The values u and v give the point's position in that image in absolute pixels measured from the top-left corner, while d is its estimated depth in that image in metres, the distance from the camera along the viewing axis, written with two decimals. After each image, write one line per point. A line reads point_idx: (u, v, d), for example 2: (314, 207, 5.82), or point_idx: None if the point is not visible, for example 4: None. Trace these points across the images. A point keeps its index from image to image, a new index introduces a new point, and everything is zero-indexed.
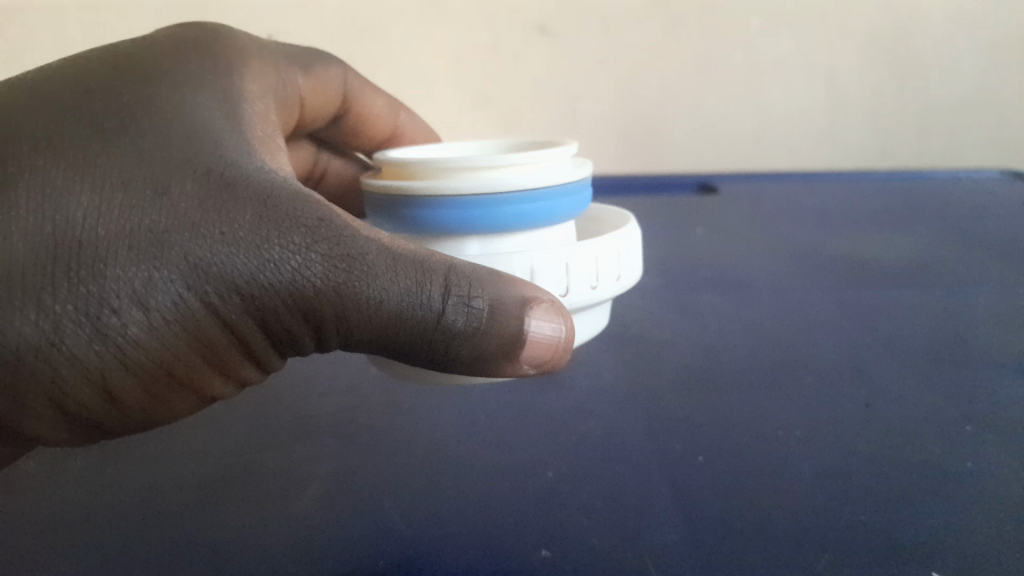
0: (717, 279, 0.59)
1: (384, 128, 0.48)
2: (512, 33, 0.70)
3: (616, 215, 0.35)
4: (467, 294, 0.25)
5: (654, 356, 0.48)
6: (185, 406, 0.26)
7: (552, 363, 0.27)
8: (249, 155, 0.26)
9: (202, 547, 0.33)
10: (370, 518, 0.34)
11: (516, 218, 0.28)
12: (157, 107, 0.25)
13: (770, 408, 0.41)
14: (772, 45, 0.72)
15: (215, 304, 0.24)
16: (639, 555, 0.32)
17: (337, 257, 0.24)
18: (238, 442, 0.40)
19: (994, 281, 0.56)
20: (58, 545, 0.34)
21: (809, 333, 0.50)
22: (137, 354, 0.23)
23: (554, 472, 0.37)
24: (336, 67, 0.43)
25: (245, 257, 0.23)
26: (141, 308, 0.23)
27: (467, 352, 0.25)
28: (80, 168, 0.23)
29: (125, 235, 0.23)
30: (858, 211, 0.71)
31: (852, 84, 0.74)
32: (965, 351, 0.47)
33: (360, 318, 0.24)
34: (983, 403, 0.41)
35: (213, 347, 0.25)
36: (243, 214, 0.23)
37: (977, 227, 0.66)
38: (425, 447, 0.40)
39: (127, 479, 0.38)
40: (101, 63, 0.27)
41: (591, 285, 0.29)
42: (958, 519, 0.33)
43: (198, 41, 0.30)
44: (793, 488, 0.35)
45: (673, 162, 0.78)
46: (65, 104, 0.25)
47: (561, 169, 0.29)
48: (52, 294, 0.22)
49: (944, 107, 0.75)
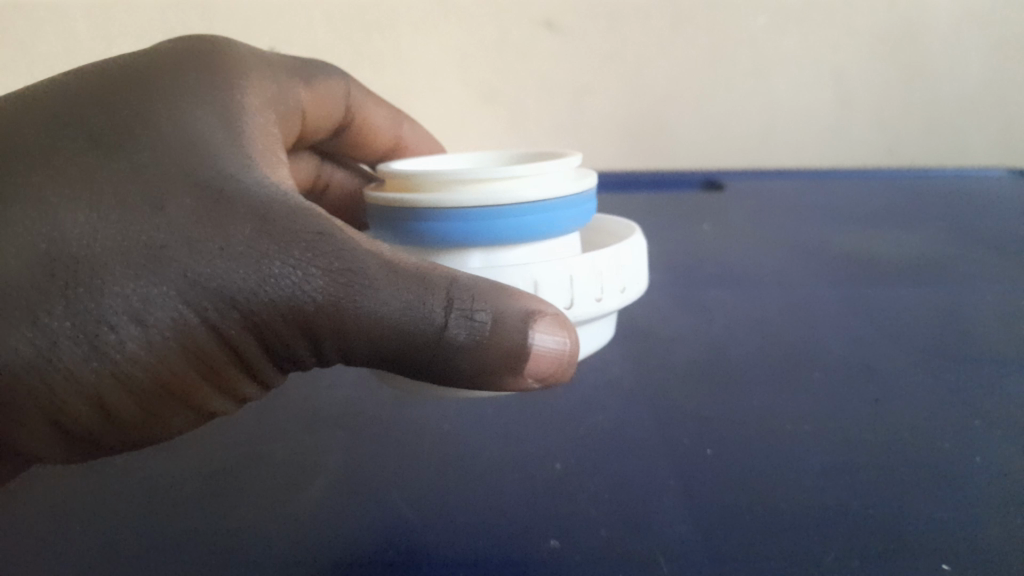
0: (722, 276, 0.59)
1: (387, 140, 0.48)
2: (519, 29, 0.69)
3: (623, 225, 0.35)
4: (469, 308, 0.24)
5: (660, 351, 0.48)
6: (183, 421, 0.26)
7: (557, 377, 0.26)
8: (250, 168, 0.25)
9: (205, 539, 0.33)
10: (378, 510, 0.34)
11: (518, 231, 0.28)
12: (154, 121, 0.25)
13: (778, 403, 0.41)
14: (780, 40, 0.70)
15: (213, 319, 0.24)
16: (647, 547, 0.31)
17: (337, 271, 0.24)
18: (247, 434, 0.41)
19: (1003, 280, 0.55)
20: (65, 536, 0.34)
21: (816, 329, 0.49)
22: (135, 370, 0.23)
23: (562, 464, 0.37)
24: (338, 80, 0.42)
25: (244, 272, 0.23)
26: (139, 325, 0.23)
27: (470, 366, 0.25)
28: (77, 183, 0.23)
29: (121, 251, 0.22)
30: (864, 209, 0.70)
31: (862, 79, 0.72)
32: (974, 348, 0.46)
33: (360, 332, 0.24)
34: (992, 400, 0.41)
35: (211, 362, 0.25)
36: (241, 229, 0.23)
37: (987, 224, 0.65)
38: (433, 439, 0.40)
39: (136, 470, 0.38)
40: (101, 77, 0.27)
41: (596, 297, 0.29)
42: (971, 515, 0.32)
43: (200, 52, 0.30)
44: (801, 483, 0.34)
45: (678, 158, 0.77)
46: (64, 120, 0.25)
47: (564, 181, 0.29)
48: (48, 311, 0.22)
49: (955, 102, 0.74)
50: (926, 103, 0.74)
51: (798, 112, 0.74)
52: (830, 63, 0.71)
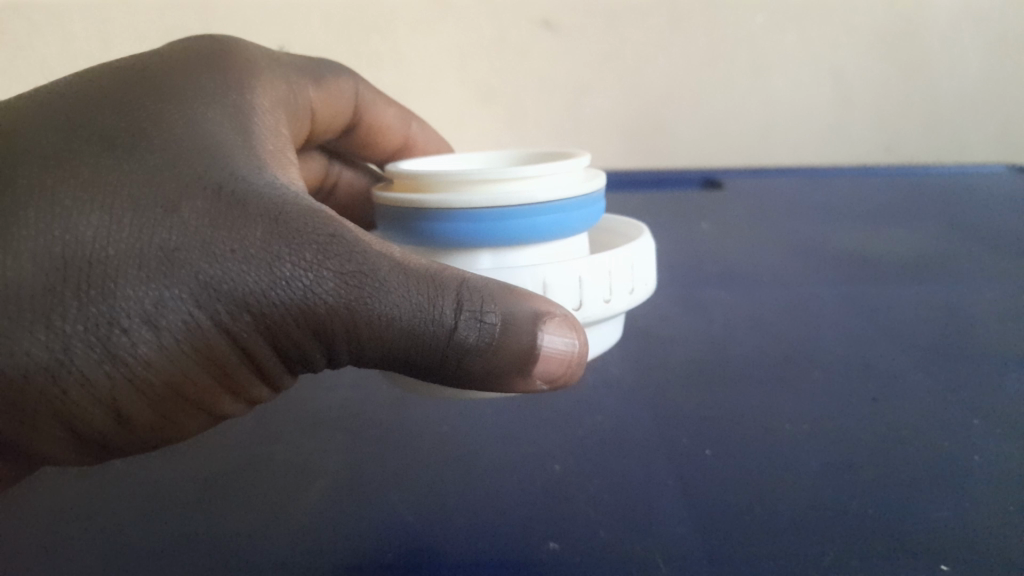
0: (721, 274, 0.59)
1: (395, 139, 0.48)
2: (517, 29, 0.69)
3: (631, 227, 0.35)
4: (479, 309, 0.24)
5: (659, 351, 0.48)
6: (194, 423, 0.26)
7: (566, 379, 0.26)
8: (261, 171, 0.25)
9: (207, 542, 0.33)
10: (379, 512, 0.34)
11: (528, 230, 0.28)
12: (165, 124, 0.25)
13: (777, 402, 0.41)
14: (779, 38, 0.70)
15: (226, 322, 0.24)
16: (646, 547, 0.32)
17: (349, 273, 0.24)
18: (249, 436, 0.41)
19: (1002, 277, 0.55)
20: (69, 541, 0.34)
21: (815, 328, 0.50)
22: (147, 373, 0.23)
23: (561, 465, 0.37)
24: (348, 80, 0.42)
25: (256, 275, 0.23)
26: (151, 327, 0.23)
27: (479, 367, 0.25)
28: (90, 187, 0.23)
29: (134, 254, 0.22)
30: (863, 207, 0.71)
31: (861, 77, 0.73)
32: (973, 346, 0.46)
33: (370, 334, 0.24)
34: (991, 398, 0.41)
35: (222, 365, 0.25)
36: (254, 232, 0.23)
37: (984, 222, 0.65)
38: (433, 440, 0.40)
39: (138, 474, 0.38)
40: (111, 80, 0.27)
41: (604, 298, 0.29)
42: (968, 513, 0.32)
43: (209, 54, 0.30)
44: (799, 483, 0.35)
45: (677, 156, 0.78)
46: (75, 123, 0.25)
47: (574, 181, 0.29)
48: (62, 314, 0.22)
49: (953, 99, 0.74)
50: (924, 100, 0.74)
51: (797, 110, 0.74)
52: (829, 61, 0.72)
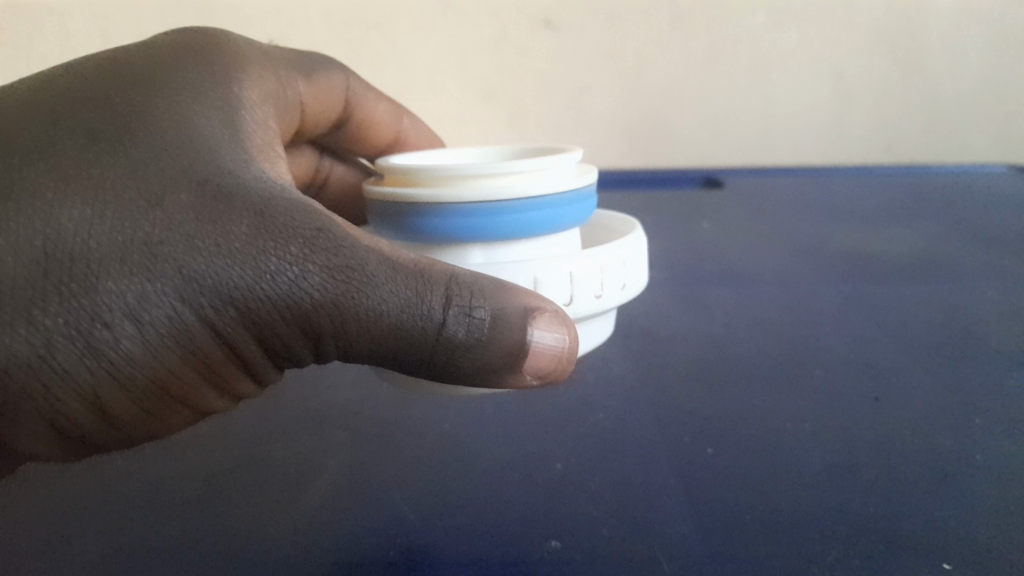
0: (722, 274, 0.59)
1: (387, 135, 0.48)
2: (518, 29, 0.69)
3: (626, 221, 0.35)
4: (468, 305, 0.24)
5: (659, 350, 0.48)
6: (179, 419, 0.26)
7: (555, 374, 0.26)
8: (248, 164, 0.25)
9: (206, 541, 0.33)
10: (379, 511, 0.34)
11: (517, 227, 0.28)
12: (151, 117, 0.25)
13: (778, 401, 0.41)
14: (780, 36, 0.70)
15: (210, 317, 0.23)
16: (648, 546, 0.31)
17: (336, 268, 0.23)
18: (249, 433, 0.40)
19: (1004, 276, 0.55)
20: (66, 538, 0.34)
21: (817, 326, 0.49)
22: (130, 369, 0.23)
23: (562, 464, 0.37)
24: (337, 72, 0.42)
25: (241, 270, 0.23)
26: (134, 322, 0.23)
27: (468, 363, 0.25)
28: (73, 180, 0.23)
29: (117, 248, 0.22)
30: (864, 206, 0.70)
31: (863, 75, 0.72)
32: (975, 345, 0.46)
33: (358, 329, 0.24)
34: (993, 397, 0.41)
35: (207, 361, 0.25)
36: (238, 226, 0.23)
37: (986, 222, 0.65)
38: (433, 439, 0.39)
39: (136, 472, 0.38)
40: (98, 73, 0.27)
41: (596, 294, 0.29)
42: (972, 512, 0.32)
43: (199, 48, 0.30)
44: (802, 481, 0.34)
45: (677, 155, 0.77)
46: (59, 116, 0.25)
47: (567, 177, 0.29)
48: (43, 308, 0.22)
49: (955, 99, 0.74)
50: (926, 100, 0.74)
51: (797, 110, 0.74)
52: (830, 59, 0.71)
